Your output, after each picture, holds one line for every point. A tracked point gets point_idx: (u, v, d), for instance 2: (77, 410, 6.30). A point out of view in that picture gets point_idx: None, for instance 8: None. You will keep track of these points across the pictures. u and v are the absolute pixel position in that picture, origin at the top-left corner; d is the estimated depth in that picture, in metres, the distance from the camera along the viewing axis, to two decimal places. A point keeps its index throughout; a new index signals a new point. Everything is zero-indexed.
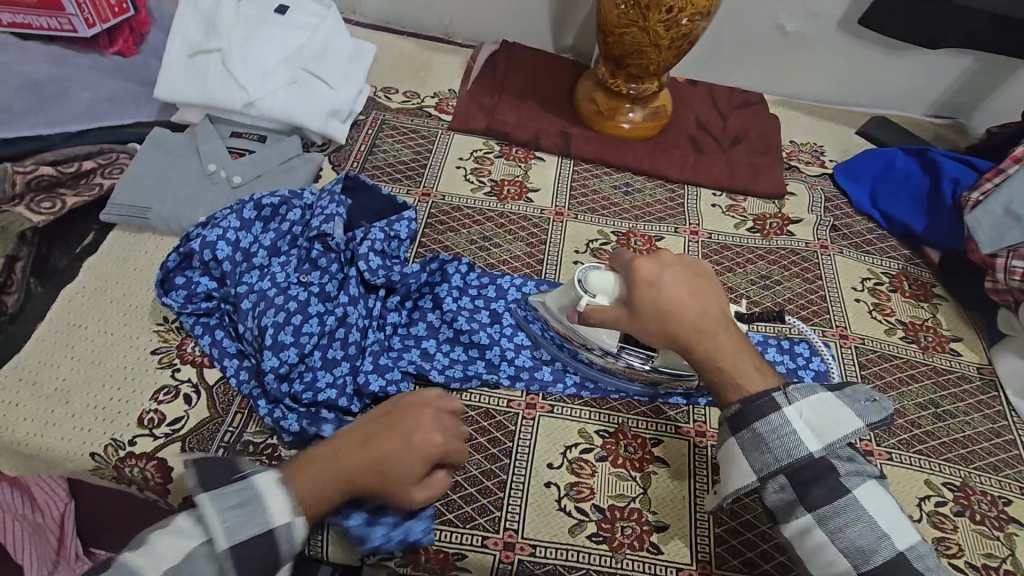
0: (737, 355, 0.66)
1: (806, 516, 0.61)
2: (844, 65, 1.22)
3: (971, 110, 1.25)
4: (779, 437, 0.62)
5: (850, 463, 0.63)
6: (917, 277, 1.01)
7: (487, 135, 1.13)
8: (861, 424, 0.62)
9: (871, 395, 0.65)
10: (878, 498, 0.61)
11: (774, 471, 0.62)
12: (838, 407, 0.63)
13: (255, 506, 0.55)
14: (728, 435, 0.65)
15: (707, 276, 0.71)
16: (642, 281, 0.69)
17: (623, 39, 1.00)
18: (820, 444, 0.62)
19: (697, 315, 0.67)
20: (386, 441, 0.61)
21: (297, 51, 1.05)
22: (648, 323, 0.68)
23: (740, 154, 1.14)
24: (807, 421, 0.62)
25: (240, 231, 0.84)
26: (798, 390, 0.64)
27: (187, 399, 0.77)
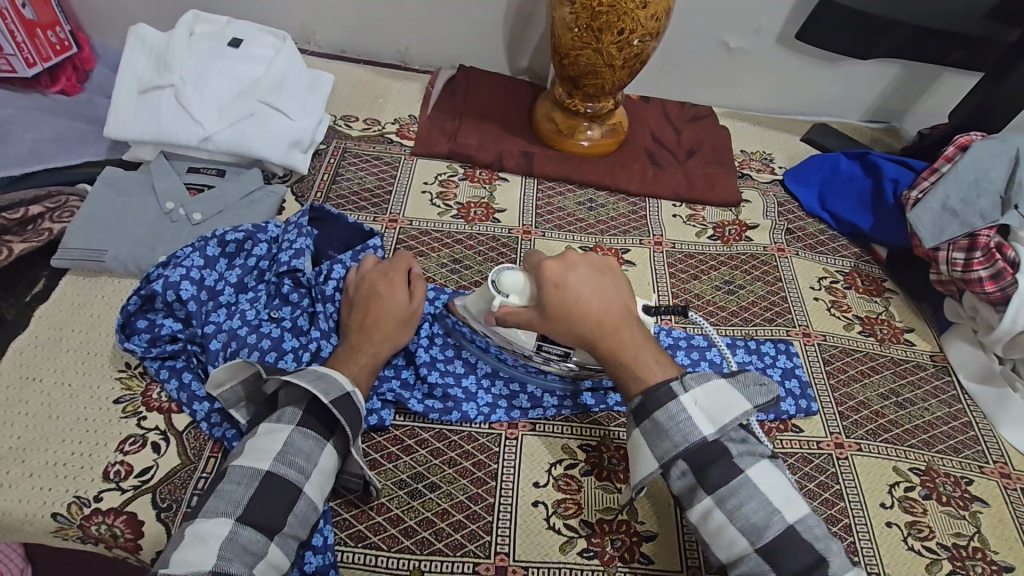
0: (641, 346, 0.68)
1: (705, 498, 0.61)
2: (785, 78, 1.29)
3: (902, 114, 1.34)
4: (676, 424, 0.62)
5: (742, 444, 0.63)
6: (868, 273, 1.06)
7: (450, 159, 1.14)
8: (749, 406, 0.63)
9: (761, 378, 0.66)
10: (769, 475, 0.61)
11: (672, 458, 0.62)
12: (729, 392, 0.64)
13: (326, 379, 0.68)
14: (633, 427, 0.66)
15: (612, 271, 0.73)
16: (550, 279, 0.69)
17: (578, 61, 1.03)
18: (713, 427, 0.62)
19: (602, 311, 0.68)
20: (370, 302, 0.79)
21: (253, 84, 1.04)
22: (557, 323, 0.68)
23: (695, 166, 1.18)
24: (700, 408, 0.63)
25: (204, 269, 0.81)
26: (693, 377, 0.64)
27: (155, 447, 0.74)
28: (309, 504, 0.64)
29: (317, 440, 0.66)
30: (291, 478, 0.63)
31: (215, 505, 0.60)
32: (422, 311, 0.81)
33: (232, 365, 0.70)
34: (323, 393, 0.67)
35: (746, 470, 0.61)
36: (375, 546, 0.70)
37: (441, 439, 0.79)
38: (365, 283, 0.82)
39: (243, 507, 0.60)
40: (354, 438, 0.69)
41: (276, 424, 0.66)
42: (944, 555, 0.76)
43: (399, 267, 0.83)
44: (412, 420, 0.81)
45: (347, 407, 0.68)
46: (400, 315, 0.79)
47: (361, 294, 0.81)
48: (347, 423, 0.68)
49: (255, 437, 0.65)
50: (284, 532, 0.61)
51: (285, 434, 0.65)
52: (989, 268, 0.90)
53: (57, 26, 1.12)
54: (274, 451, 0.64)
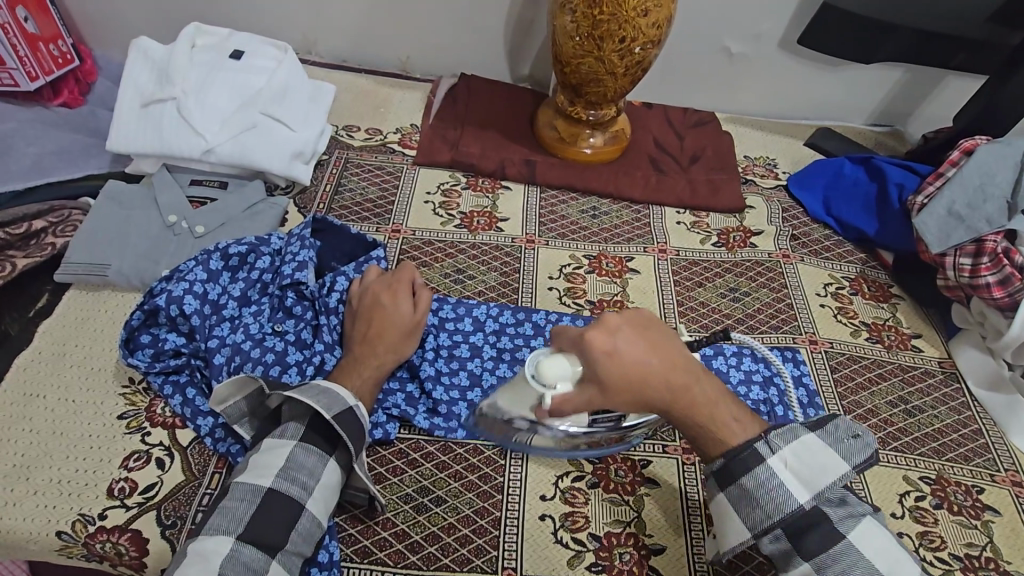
0: (716, 403, 0.62)
1: (802, 564, 0.59)
2: (787, 83, 1.29)
3: (905, 117, 1.33)
4: (767, 491, 0.60)
5: (842, 506, 0.60)
6: (875, 279, 1.06)
7: (452, 168, 1.14)
8: (846, 467, 0.60)
9: (853, 430, 0.63)
10: (873, 539, 0.58)
11: (767, 524, 0.60)
12: (821, 450, 0.61)
13: (328, 394, 0.68)
14: (717, 491, 0.63)
15: (658, 324, 0.63)
16: (598, 349, 0.58)
17: (579, 69, 1.03)
18: (808, 493, 0.59)
19: (668, 370, 0.60)
20: (373, 314, 0.79)
21: (255, 95, 1.04)
22: (619, 394, 0.59)
23: (698, 172, 1.18)
24: (793, 471, 0.60)
25: (207, 283, 0.80)
26: (779, 436, 0.61)
27: (160, 463, 0.73)
28: (312, 521, 0.63)
29: (320, 456, 0.66)
30: (294, 495, 0.62)
31: (218, 522, 0.60)
32: (425, 323, 0.81)
33: (234, 382, 0.70)
34: (325, 408, 0.67)
35: (849, 536, 0.58)
36: (381, 562, 0.69)
37: (446, 452, 0.79)
38: (367, 294, 0.82)
39: (247, 525, 0.60)
40: (357, 453, 0.68)
41: (278, 439, 0.66)
42: (956, 566, 0.75)
43: (402, 279, 0.83)
44: (417, 432, 0.80)
45: (350, 422, 0.68)
46: (403, 327, 0.79)
47: (364, 305, 0.80)
48: (349, 438, 0.67)
49: (258, 453, 0.65)
50: (288, 550, 0.61)
51: (288, 450, 0.65)
52: (996, 274, 0.89)
53: (60, 39, 1.13)
54: (276, 468, 0.63)
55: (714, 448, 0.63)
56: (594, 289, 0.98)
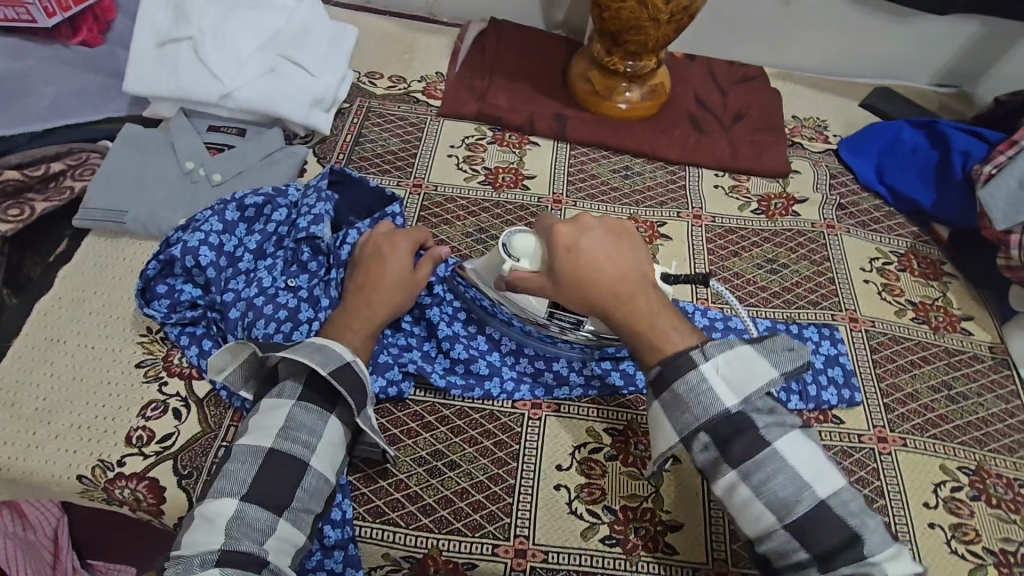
0: (657, 315, 0.65)
1: (729, 472, 0.58)
2: (847, 36, 1.18)
3: (977, 78, 1.20)
4: (697, 395, 0.60)
5: (769, 415, 0.60)
6: (926, 255, 0.98)
7: (478, 120, 1.08)
8: (775, 374, 0.61)
9: (790, 344, 0.63)
10: (797, 447, 0.58)
11: (693, 429, 0.60)
12: (753, 359, 0.61)
13: (324, 350, 0.66)
14: (651, 398, 0.63)
15: (630, 236, 0.70)
16: (562, 246, 0.67)
17: (619, 14, 0.95)
18: (736, 398, 0.59)
19: (614, 274, 0.65)
20: (372, 265, 0.76)
21: (274, 37, 0.99)
22: (568, 289, 0.66)
23: (742, 132, 1.09)
24: (723, 377, 0.60)
25: (223, 235, 0.79)
26: (716, 345, 0.61)
27: (177, 414, 0.73)
28: (319, 478, 0.62)
29: (320, 414, 0.64)
30: (297, 454, 0.62)
31: (223, 485, 0.60)
32: (423, 280, 0.77)
33: (230, 347, 0.68)
34: (321, 365, 0.65)
35: (774, 444, 0.58)
36: (394, 522, 0.69)
37: (461, 417, 0.77)
38: (371, 244, 0.78)
39: (249, 488, 0.59)
40: (361, 408, 0.67)
41: (277, 399, 0.65)
42: (990, 561, 0.72)
43: (411, 234, 0.80)
44: (433, 395, 0.78)
45: (348, 377, 0.66)
46: (398, 281, 0.75)
47: (363, 257, 0.77)
48: (349, 393, 0.65)
49: (258, 414, 0.64)
50: (295, 507, 0.60)
51: (286, 409, 0.64)
52: None
53: None
54: (275, 428, 0.62)
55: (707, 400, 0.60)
56: None
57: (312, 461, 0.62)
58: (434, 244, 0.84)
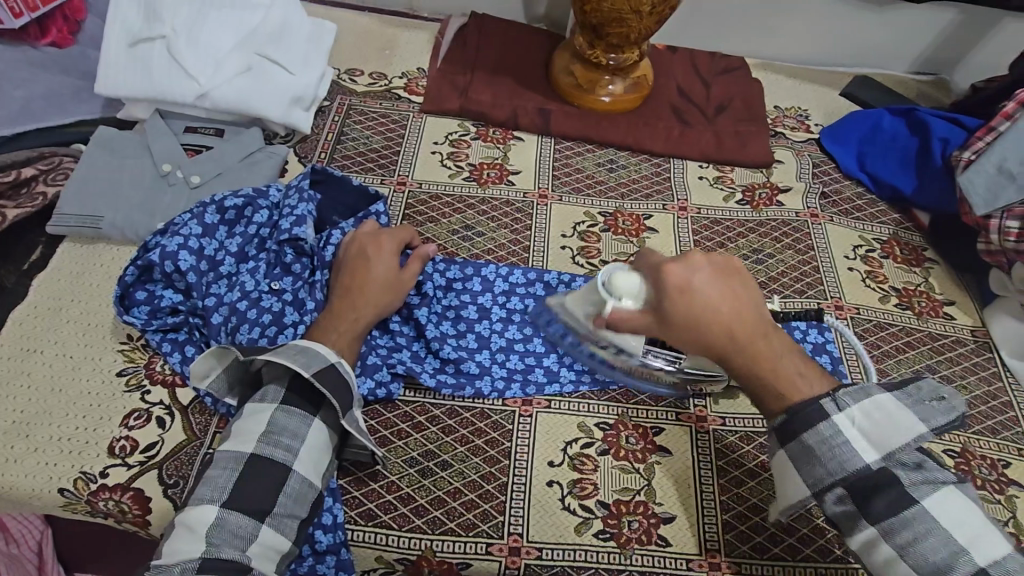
0: (782, 359, 0.63)
1: (869, 528, 0.57)
2: (826, 26, 1.18)
3: (953, 65, 1.22)
4: (832, 446, 0.59)
5: (918, 471, 0.58)
6: (908, 242, 0.99)
7: (461, 116, 1.07)
8: (925, 429, 0.58)
9: (938, 393, 0.60)
10: (952, 507, 0.56)
11: (829, 483, 0.59)
12: (897, 411, 0.59)
13: (307, 353, 0.65)
14: (777, 448, 0.63)
15: (740, 274, 0.67)
16: (673, 285, 0.64)
17: (601, 6, 0.95)
18: (877, 453, 0.58)
19: (733, 318, 0.63)
20: (357, 265, 0.75)
21: (250, 35, 0.97)
22: (679, 330, 0.64)
23: (725, 123, 1.10)
24: (861, 430, 0.59)
25: (203, 238, 0.77)
26: (852, 395, 0.60)
27: (160, 422, 0.72)
28: (302, 481, 0.61)
29: (302, 418, 0.63)
30: (279, 458, 0.61)
31: (201, 492, 0.59)
32: (411, 280, 0.77)
33: (211, 353, 0.66)
34: (304, 366, 0.64)
35: (926, 502, 0.56)
36: (386, 525, 0.68)
37: (452, 416, 0.76)
38: (356, 245, 0.78)
39: (231, 493, 0.58)
40: (347, 408, 0.65)
41: (259, 403, 0.64)
42: None
43: (396, 234, 0.79)
44: (423, 395, 0.78)
45: (333, 380, 0.64)
46: (385, 281, 0.75)
47: (347, 258, 0.77)
48: (333, 396, 0.64)
49: (240, 418, 0.63)
50: (277, 513, 0.59)
51: (268, 413, 0.63)
52: None
53: None
54: (257, 433, 0.62)
55: (771, 401, 0.63)
56: (609, 247, 0.93)
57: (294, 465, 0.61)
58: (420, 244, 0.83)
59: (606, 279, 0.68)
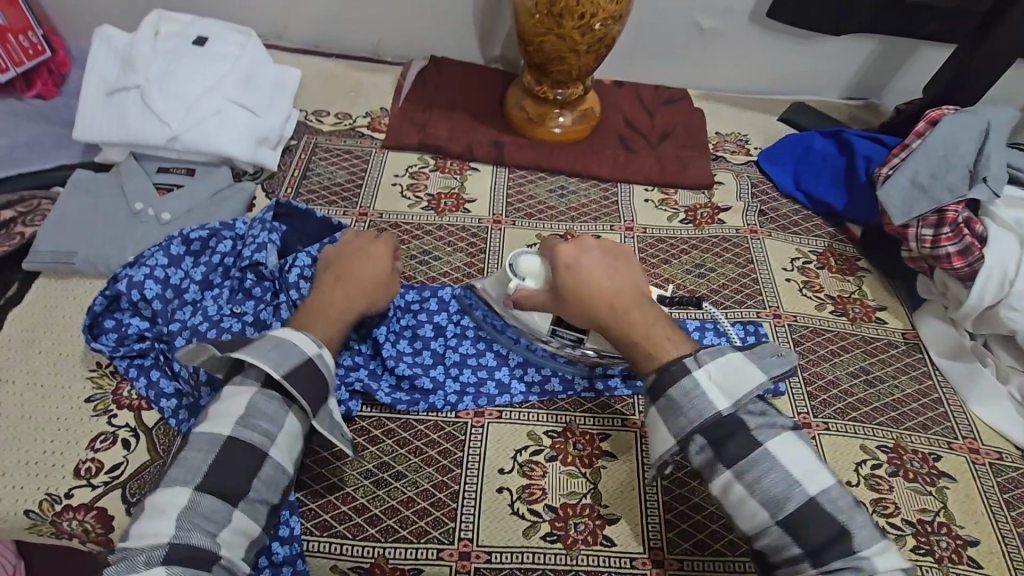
0: (652, 325, 0.69)
1: (725, 472, 0.61)
2: (760, 58, 1.28)
3: (881, 91, 1.31)
4: (691, 398, 0.62)
5: (761, 416, 0.63)
6: (842, 253, 1.05)
7: (421, 150, 1.14)
8: (763, 378, 0.63)
9: (776, 350, 0.66)
10: (789, 448, 0.60)
11: (689, 431, 0.62)
12: (743, 365, 0.64)
13: (288, 344, 0.67)
14: (649, 405, 0.66)
15: (627, 257, 0.76)
16: (562, 262, 0.74)
17: (542, 47, 1.03)
18: (728, 401, 0.62)
19: (610, 290, 0.71)
20: (349, 261, 0.80)
21: (218, 81, 1.04)
22: (567, 302, 0.73)
23: (668, 149, 1.17)
24: (714, 381, 0.63)
25: (169, 268, 0.83)
26: (707, 352, 0.64)
27: (125, 444, 0.75)
28: (276, 468, 0.64)
29: (280, 405, 0.66)
30: (257, 444, 0.63)
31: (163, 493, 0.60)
32: (396, 283, 0.82)
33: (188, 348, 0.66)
34: (285, 359, 0.66)
35: (768, 443, 0.60)
36: (341, 535, 0.71)
37: (407, 429, 0.80)
38: (347, 245, 0.83)
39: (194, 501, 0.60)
40: (321, 402, 0.68)
41: (239, 387, 0.66)
42: (908, 531, 0.76)
43: (385, 240, 0.85)
44: (380, 410, 0.82)
45: (311, 372, 0.67)
46: (375, 275, 0.79)
47: (336, 256, 0.81)
48: (312, 386, 0.67)
49: (217, 402, 0.65)
50: (251, 498, 0.61)
51: (248, 396, 0.65)
52: (957, 244, 0.89)
53: (29, 30, 1.12)
54: (235, 416, 0.63)
55: (645, 361, 0.67)
56: None
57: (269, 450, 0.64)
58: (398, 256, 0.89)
59: (512, 264, 0.79)
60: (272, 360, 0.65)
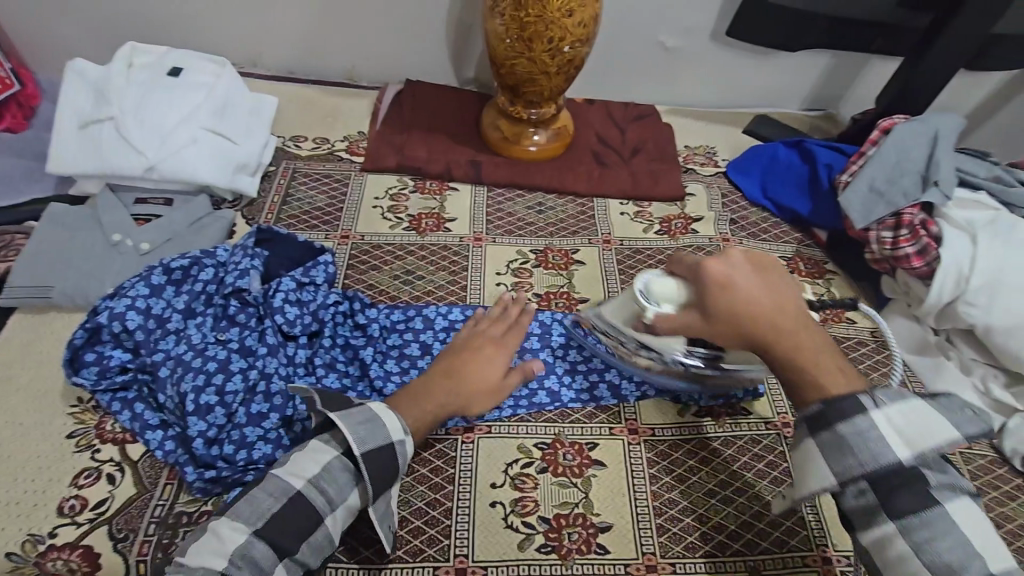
0: (822, 351, 0.64)
1: (888, 524, 0.56)
2: (722, 74, 1.33)
3: (837, 102, 1.38)
4: (865, 439, 0.57)
5: (943, 476, 0.57)
6: (810, 257, 1.10)
7: (400, 172, 1.16)
8: (956, 435, 0.57)
9: (968, 404, 0.61)
10: (972, 516, 0.55)
11: (856, 474, 0.57)
12: (929, 415, 0.58)
13: (379, 423, 0.67)
14: (806, 437, 0.61)
15: (777, 270, 0.71)
16: (716, 280, 0.68)
17: (514, 70, 1.07)
18: (911, 452, 0.57)
19: (773, 310, 0.66)
20: (471, 362, 0.80)
21: (194, 110, 1.05)
22: (720, 325, 0.68)
23: (640, 163, 1.21)
24: (897, 429, 0.57)
25: (150, 298, 0.82)
26: (888, 394, 0.59)
27: (110, 479, 0.74)
28: (325, 535, 0.64)
29: (351, 478, 0.66)
30: (318, 507, 0.64)
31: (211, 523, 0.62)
32: (508, 388, 0.80)
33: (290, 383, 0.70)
34: (368, 437, 0.66)
35: (948, 505, 0.55)
36: (335, 558, 0.71)
37: None
38: (470, 339, 0.83)
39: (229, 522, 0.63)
40: (386, 488, 0.67)
41: (322, 446, 0.66)
42: None
43: (511, 341, 0.84)
44: None
45: (388, 457, 0.66)
46: (487, 384, 0.79)
47: (450, 352, 0.82)
48: (383, 470, 0.66)
49: (298, 452, 0.66)
50: (294, 557, 0.62)
51: (327, 459, 0.65)
52: (915, 245, 0.94)
53: None
54: (310, 474, 0.64)
55: (809, 391, 0.62)
56: (541, 282, 1.01)
57: (323, 519, 0.64)
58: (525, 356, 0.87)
59: (642, 289, 0.75)
60: (357, 435, 0.65)
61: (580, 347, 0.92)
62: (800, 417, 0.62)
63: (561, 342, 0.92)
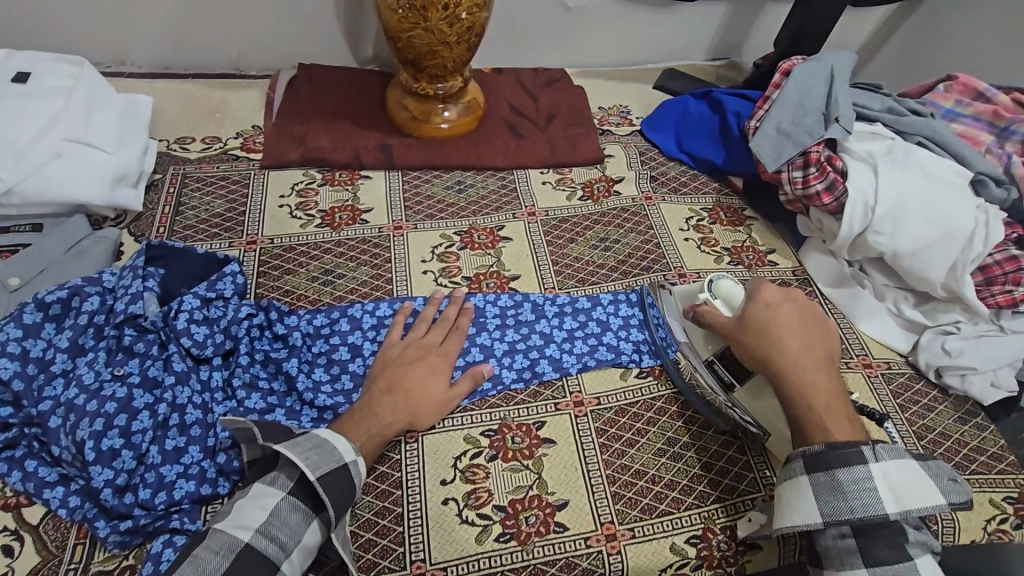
0: (835, 398, 0.70)
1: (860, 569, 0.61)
2: (627, 31, 1.32)
3: (739, 49, 1.40)
4: (858, 484, 0.63)
5: (915, 532, 0.63)
6: (729, 205, 1.12)
7: (305, 166, 1.07)
8: (942, 501, 0.63)
9: (954, 476, 0.66)
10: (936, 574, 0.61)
11: (840, 516, 0.63)
12: (923, 481, 0.63)
13: (329, 446, 0.66)
14: (799, 471, 0.66)
15: (819, 318, 0.78)
16: (761, 299, 0.78)
17: (412, 42, 1.01)
18: (897, 507, 0.62)
19: (799, 343, 0.74)
20: (414, 377, 0.78)
21: (53, 119, 0.92)
22: (750, 336, 0.76)
23: (557, 130, 1.19)
24: (889, 483, 0.63)
25: (26, 340, 0.73)
26: (888, 449, 0.64)
27: (8, 550, 0.65)
28: None
29: (304, 513, 0.64)
30: (272, 553, 0.60)
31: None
32: (456, 399, 0.80)
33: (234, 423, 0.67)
34: (319, 464, 0.64)
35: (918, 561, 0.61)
36: None
37: None
38: (407, 349, 0.81)
39: None
40: (345, 512, 0.66)
41: (268, 487, 0.64)
42: None
43: (453, 352, 0.83)
44: None
45: (342, 480, 0.65)
46: (436, 398, 0.78)
47: (388, 364, 0.79)
48: (339, 495, 0.64)
49: (241, 499, 0.63)
50: None
51: (274, 500, 0.63)
52: (824, 181, 0.96)
53: None
54: (260, 521, 0.61)
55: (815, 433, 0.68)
56: (468, 264, 0.97)
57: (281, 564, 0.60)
58: (472, 358, 0.85)
59: (712, 280, 0.84)
60: (308, 461, 0.64)
61: (517, 325, 0.89)
62: (800, 454, 0.67)
63: (497, 323, 0.89)
